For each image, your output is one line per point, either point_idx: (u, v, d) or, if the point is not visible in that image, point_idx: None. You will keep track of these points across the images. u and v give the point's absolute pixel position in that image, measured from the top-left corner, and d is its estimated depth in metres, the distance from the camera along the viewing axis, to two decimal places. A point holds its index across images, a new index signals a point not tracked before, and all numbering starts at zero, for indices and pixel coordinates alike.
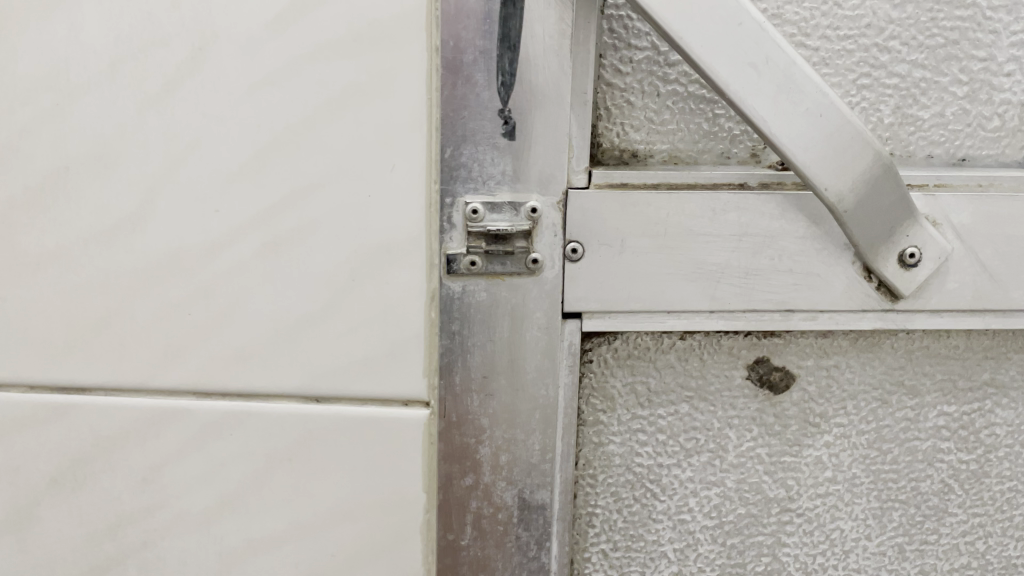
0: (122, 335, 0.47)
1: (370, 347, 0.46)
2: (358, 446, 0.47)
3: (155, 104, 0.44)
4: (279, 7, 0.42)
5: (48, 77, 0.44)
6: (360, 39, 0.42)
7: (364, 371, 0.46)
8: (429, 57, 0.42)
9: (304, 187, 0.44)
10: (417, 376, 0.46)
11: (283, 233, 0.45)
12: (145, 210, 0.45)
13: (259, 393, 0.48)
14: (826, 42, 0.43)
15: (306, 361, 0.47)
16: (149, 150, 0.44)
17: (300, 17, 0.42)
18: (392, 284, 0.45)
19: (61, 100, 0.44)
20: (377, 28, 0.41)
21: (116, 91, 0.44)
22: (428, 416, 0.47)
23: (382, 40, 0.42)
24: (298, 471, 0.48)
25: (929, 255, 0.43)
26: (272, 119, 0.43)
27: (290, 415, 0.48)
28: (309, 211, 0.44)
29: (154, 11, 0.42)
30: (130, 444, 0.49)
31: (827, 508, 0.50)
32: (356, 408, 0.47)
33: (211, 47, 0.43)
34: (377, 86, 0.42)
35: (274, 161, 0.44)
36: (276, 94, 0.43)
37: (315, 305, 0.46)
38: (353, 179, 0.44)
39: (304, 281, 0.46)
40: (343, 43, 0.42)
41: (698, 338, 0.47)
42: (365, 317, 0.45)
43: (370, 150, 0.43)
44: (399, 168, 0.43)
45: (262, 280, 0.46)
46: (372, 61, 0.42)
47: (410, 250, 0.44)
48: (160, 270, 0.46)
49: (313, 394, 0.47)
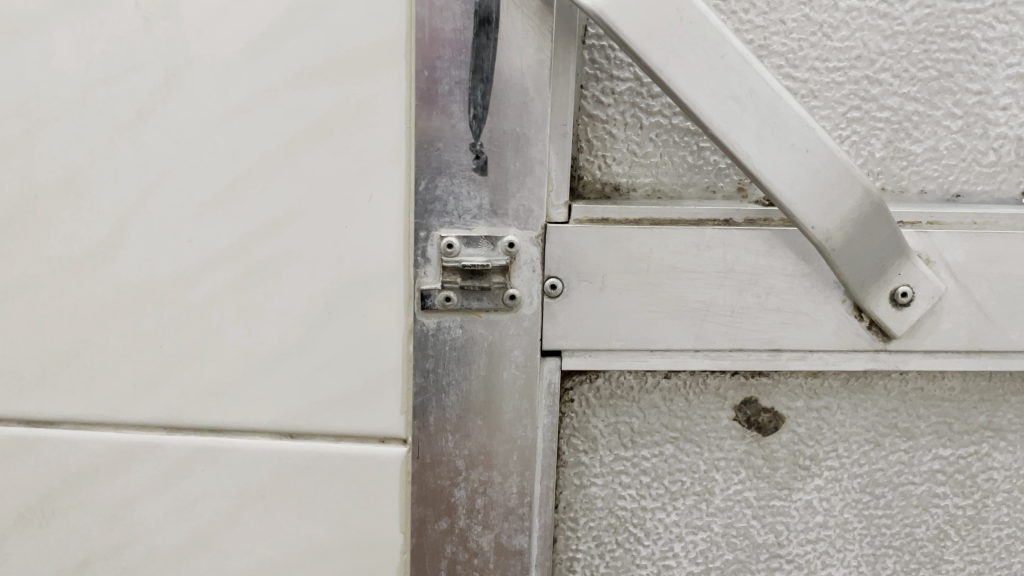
0: (91, 367, 0.46)
1: (346, 383, 0.44)
2: (331, 486, 0.46)
3: (128, 131, 0.43)
4: (253, 34, 0.41)
5: (18, 103, 0.42)
6: (337, 66, 0.41)
7: (337, 408, 0.45)
8: (407, 87, 0.41)
9: (278, 217, 0.43)
10: (393, 413, 0.45)
11: (257, 264, 0.44)
12: (115, 239, 0.44)
13: (229, 430, 0.46)
14: (814, 74, 0.42)
15: (278, 397, 0.45)
16: (121, 178, 0.43)
17: (275, 44, 0.41)
18: (368, 318, 0.43)
19: (31, 126, 0.43)
20: (354, 55, 0.40)
21: (88, 117, 0.43)
22: (405, 455, 0.45)
23: (360, 70, 0.41)
24: (269, 510, 0.47)
25: (922, 294, 0.42)
26: (246, 148, 0.42)
27: (261, 453, 0.46)
28: (282, 242, 0.43)
29: (127, 37, 0.41)
30: (98, 480, 0.48)
31: (818, 555, 0.49)
32: (328, 446, 0.45)
33: (185, 74, 0.42)
34: (354, 115, 0.41)
35: (248, 191, 0.43)
36: (250, 123, 0.42)
37: (288, 339, 0.44)
38: (328, 210, 0.42)
39: (277, 315, 0.44)
40: (319, 70, 0.41)
41: (683, 378, 0.46)
42: (339, 352, 0.44)
43: (346, 180, 0.42)
44: (376, 199, 0.42)
45: (235, 312, 0.44)
46: (348, 91, 0.41)
47: (387, 283, 0.43)
48: (131, 301, 0.45)
49: (286, 430, 0.46)
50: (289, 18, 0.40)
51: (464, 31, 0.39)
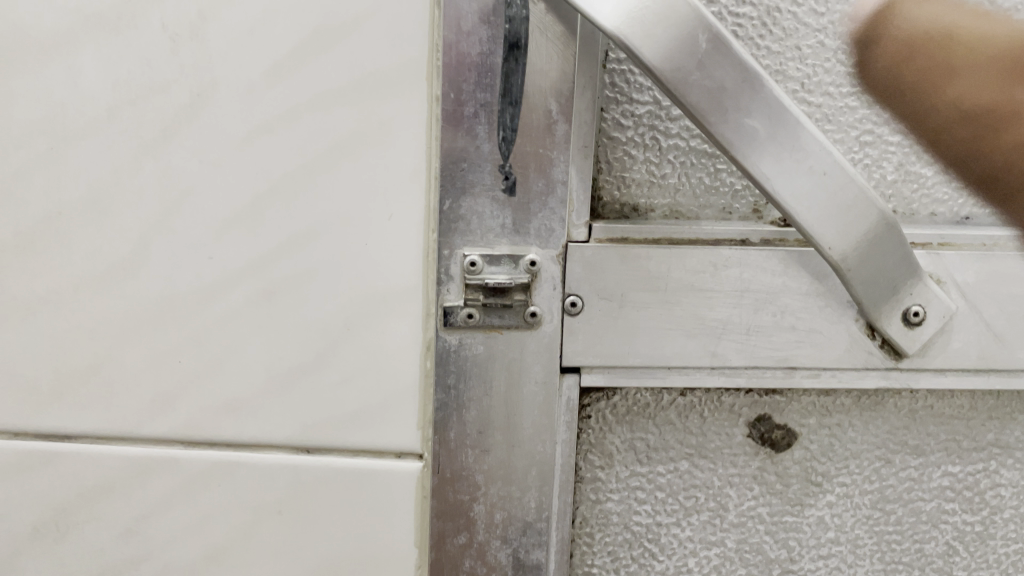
0: (112, 381, 0.46)
1: (365, 397, 0.45)
2: (348, 500, 0.46)
3: (151, 149, 0.43)
4: (278, 55, 0.41)
5: (44, 122, 0.43)
6: (360, 87, 0.42)
7: (355, 423, 0.45)
8: (429, 106, 0.42)
9: (300, 234, 0.44)
10: (411, 428, 0.45)
11: (278, 279, 0.44)
12: (138, 255, 0.45)
13: (248, 445, 0.46)
14: (828, 99, 0.44)
15: (299, 412, 0.46)
16: (145, 194, 0.44)
17: (299, 66, 0.42)
18: (388, 334, 0.44)
19: (56, 144, 0.43)
20: (378, 76, 0.41)
21: (113, 136, 0.43)
22: (421, 469, 0.46)
23: (383, 90, 0.41)
24: (287, 524, 0.47)
25: (933, 314, 0.43)
26: (270, 167, 0.43)
27: (279, 467, 0.46)
28: (304, 260, 0.44)
29: (154, 57, 0.42)
30: (115, 494, 0.48)
31: (829, 570, 0.49)
32: (346, 461, 0.46)
33: (210, 94, 0.42)
34: (377, 135, 0.42)
35: (272, 207, 0.43)
36: (274, 143, 0.43)
37: (308, 353, 0.45)
38: (350, 228, 0.43)
39: (300, 330, 0.45)
40: (343, 91, 0.42)
41: (699, 395, 0.46)
42: (358, 367, 0.45)
43: (368, 198, 0.43)
44: (397, 216, 0.43)
45: (256, 328, 0.45)
46: (371, 111, 0.42)
47: (406, 299, 0.44)
48: (153, 317, 0.45)
49: (304, 445, 0.46)
50: (313, 40, 0.41)
51: (489, 55, 0.40)
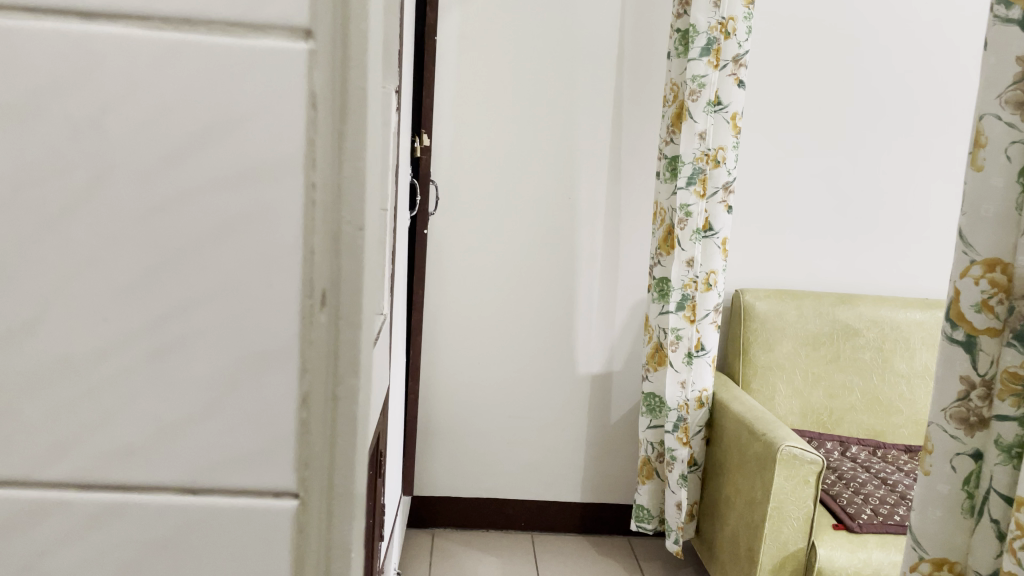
0: (12, 433, 0.48)
1: (246, 444, 0.50)
2: (235, 530, 0.50)
3: (50, 227, 0.46)
4: (173, 143, 0.46)
5: None
6: (242, 176, 0.47)
7: (238, 464, 0.50)
8: (306, 193, 0.47)
9: (189, 300, 0.48)
10: (288, 469, 0.50)
11: (168, 340, 0.48)
12: (35, 320, 0.47)
13: (140, 488, 0.49)
14: None
15: (186, 457, 0.50)
16: (46, 265, 0.47)
17: (189, 156, 0.47)
18: (268, 387, 0.49)
19: None
20: (258, 166, 0.47)
21: (17, 212, 0.46)
22: (297, 506, 0.51)
23: (265, 180, 0.47)
24: (177, 556, 0.50)
25: None
26: (166, 238, 0.47)
27: (169, 506, 0.50)
28: (191, 322, 0.48)
29: (58, 143, 0.46)
30: (12, 534, 0.49)
31: None
32: (229, 499, 0.50)
33: (105, 180, 0.46)
34: (257, 215, 0.47)
35: (164, 275, 0.48)
36: (168, 219, 0.47)
37: (196, 406, 0.49)
38: (231, 297, 0.48)
39: (188, 385, 0.49)
40: (227, 178, 0.47)
41: None
42: (240, 417, 0.49)
43: (252, 270, 0.48)
44: (278, 284, 0.48)
45: (147, 383, 0.49)
46: (257, 194, 0.47)
47: (285, 357, 0.49)
48: (52, 370, 0.48)
49: (191, 485, 0.50)
50: (204, 133, 0.46)
51: None
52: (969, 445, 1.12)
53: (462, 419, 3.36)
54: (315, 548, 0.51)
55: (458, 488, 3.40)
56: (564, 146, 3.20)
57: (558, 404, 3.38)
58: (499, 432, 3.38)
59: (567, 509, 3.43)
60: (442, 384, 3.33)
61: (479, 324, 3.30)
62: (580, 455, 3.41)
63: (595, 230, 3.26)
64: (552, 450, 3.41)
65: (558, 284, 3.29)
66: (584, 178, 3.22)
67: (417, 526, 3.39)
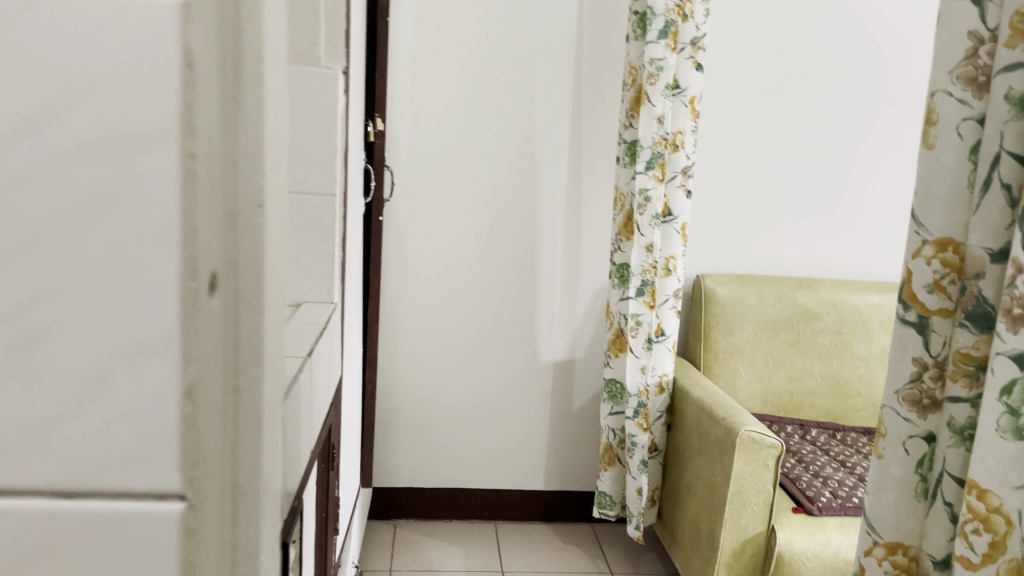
0: None
1: (125, 446, 0.51)
2: (116, 538, 0.52)
3: None
4: (32, 108, 0.48)
5: None
6: (109, 143, 0.48)
7: (118, 465, 0.51)
8: (180, 160, 0.49)
9: (55, 286, 0.49)
10: (169, 468, 0.52)
11: (30, 334, 0.49)
12: None
13: (15, 494, 0.51)
14: None
15: (62, 456, 0.51)
16: None
17: (50, 120, 0.48)
18: (147, 377, 0.51)
19: None
20: (127, 134, 0.48)
21: None
22: (183, 510, 0.52)
23: (135, 146, 0.49)
24: (60, 561, 0.51)
25: None
26: (26, 210, 0.48)
27: (45, 516, 0.51)
28: (58, 313, 0.49)
29: None
30: None
31: None
32: (108, 504, 0.51)
33: None
34: (126, 185, 0.49)
35: (27, 256, 0.49)
36: (26, 187, 0.48)
37: (69, 398, 0.50)
38: (102, 279, 0.50)
39: (58, 371, 0.50)
40: (89, 143, 0.48)
41: None
42: (118, 415, 0.51)
43: (123, 247, 0.49)
44: (150, 266, 0.50)
45: (14, 373, 0.50)
46: (125, 166, 0.49)
47: (161, 343, 0.51)
48: None
49: (68, 491, 0.51)
50: (66, 98, 0.48)
51: None
52: (923, 427, 1.11)
53: (422, 409, 3.31)
54: (210, 542, 0.53)
55: (420, 479, 3.35)
56: (523, 130, 3.15)
57: (520, 392, 3.34)
58: (460, 421, 3.33)
59: (530, 497, 3.41)
60: (402, 374, 3.27)
61: (439, 311, 3.24)
62: (543, 442, 3.38)
63: (555, 215, 3.22)
64: (515, 438, 3.37)
65: (518, 269, 3.24)
66: (544, 162, 3.17)
67: (378, 518, 3.33)
